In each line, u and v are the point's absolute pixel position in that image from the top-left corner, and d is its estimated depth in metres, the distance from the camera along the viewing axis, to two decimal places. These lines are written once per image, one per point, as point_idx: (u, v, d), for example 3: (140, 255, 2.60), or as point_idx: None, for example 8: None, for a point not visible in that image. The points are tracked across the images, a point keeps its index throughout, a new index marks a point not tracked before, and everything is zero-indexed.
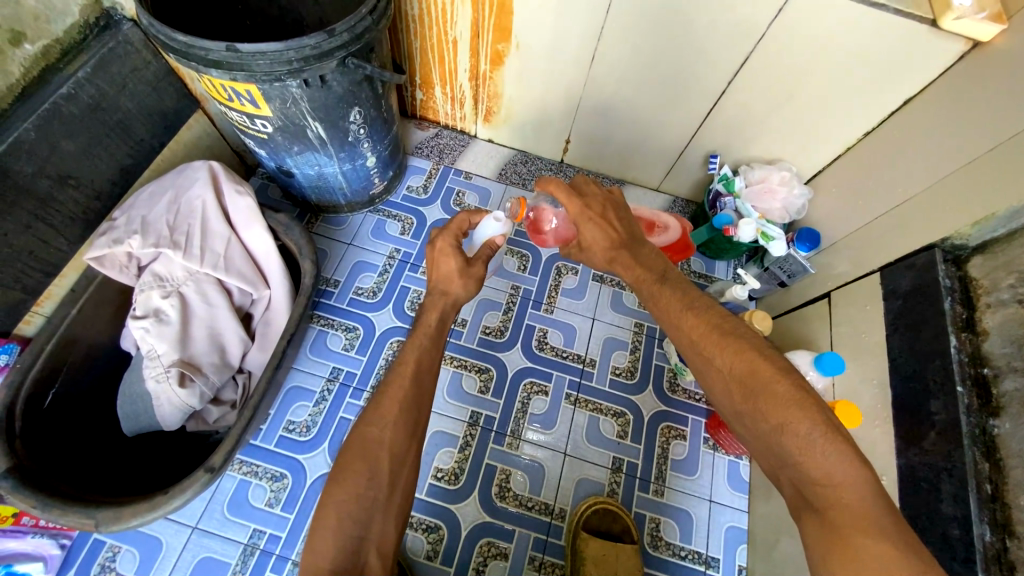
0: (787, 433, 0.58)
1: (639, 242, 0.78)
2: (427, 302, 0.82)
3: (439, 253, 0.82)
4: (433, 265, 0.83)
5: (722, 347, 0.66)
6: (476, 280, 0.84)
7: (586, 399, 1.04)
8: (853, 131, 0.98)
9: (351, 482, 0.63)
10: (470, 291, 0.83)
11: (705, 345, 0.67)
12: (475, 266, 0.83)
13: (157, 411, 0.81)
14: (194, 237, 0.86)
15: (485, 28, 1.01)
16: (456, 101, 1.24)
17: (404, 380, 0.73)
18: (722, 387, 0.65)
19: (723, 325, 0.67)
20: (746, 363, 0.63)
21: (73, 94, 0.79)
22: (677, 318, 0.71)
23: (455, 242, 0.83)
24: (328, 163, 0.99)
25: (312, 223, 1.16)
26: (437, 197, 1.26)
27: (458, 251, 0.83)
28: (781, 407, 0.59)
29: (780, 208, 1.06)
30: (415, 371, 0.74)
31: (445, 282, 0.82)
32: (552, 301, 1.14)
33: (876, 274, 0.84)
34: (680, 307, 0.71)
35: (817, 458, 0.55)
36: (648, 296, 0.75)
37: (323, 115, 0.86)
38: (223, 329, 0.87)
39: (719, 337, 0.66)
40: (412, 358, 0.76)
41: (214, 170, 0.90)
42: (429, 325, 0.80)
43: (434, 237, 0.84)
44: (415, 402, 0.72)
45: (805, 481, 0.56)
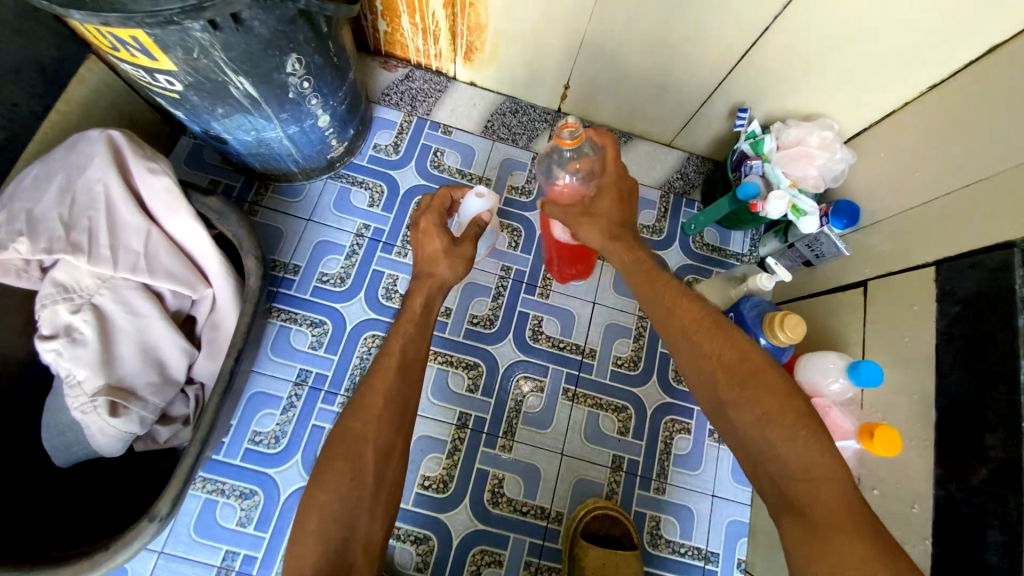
0: (771, 425, 0.61)
1: (631, 227, 0.81)
2: (414, 285, 0.81)
3: (423, 233, 0.85)
4: (417, 243, 0.85)
5: (713, 336, 0.68)
6: (462, 260, 0.84)
7: (584, 394, 0.95)
8: (917, 83, 0.79)
9: (335, 485, 0.62)
10: (456, 272, 0.83)
11: (696, 333, 0.69)
12: (460, 246, 0.84)
13: (92, 442, 0.70)
14: (101, 233, 0.68)
15: None
16: (429, 34, 1.00)
17: (391, 370, 0.71)
18: (710, 378, 0.67)
19: (714, 315, 0.70)
20: (734, 353, 0.66)
21: None
22: (671, 306, 0.72)
23: (438, 220, 0.85)
24: (268, 127, 0.78)
25: (260, 195, 0.97)
26: (411, 157, 1.06)
27: (442, 231, 0.85)
28: (767, 397, 0.62)
29: (816, 176, 0.91)
30: (402, 361, 0.73)
31: (430, 263, 0.83)
32: (547, 284, 1.01)
33: (929, 269, 0.72)
34: (676, 295, 0.73)
35: (798, 451, 0.59)
36: (642, 286, 0.77)
37: (248, 67, 0.65)
38: (158, 341, 0.73)
39: (710, 328, 0.69)
40: (398, 347, 0.74)
41: (115, 142, 0.70)
42: (415, 311, 0.79)
43: (417, 217, 0.86)
44: (398, 394, 0.70)
45: (787, 476, 0.59)
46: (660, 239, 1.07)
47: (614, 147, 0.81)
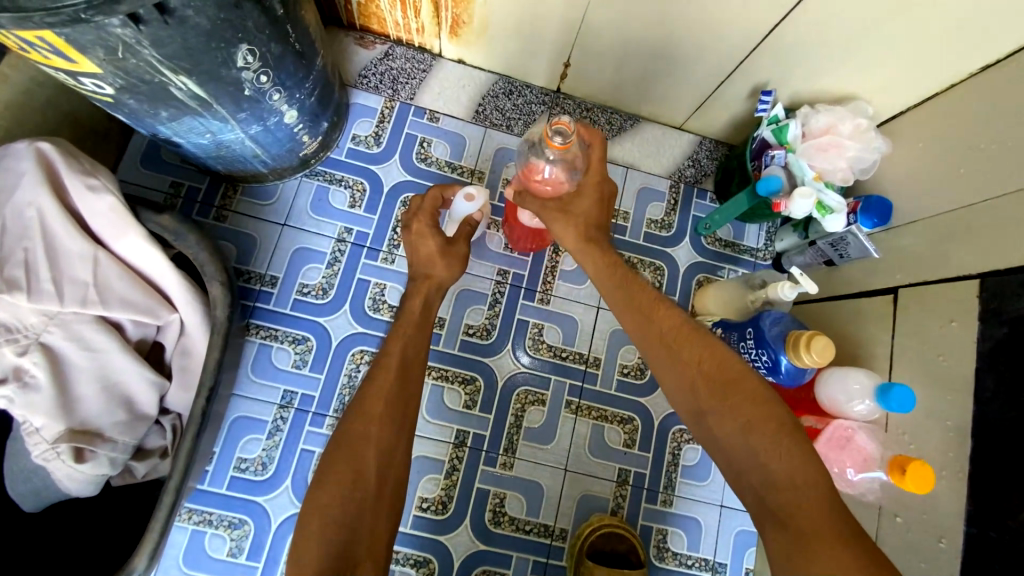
0: (753, 434, 0.58)
1: (607, 230, 0.75)
2: (411, 288, 0.76)
3: (416, 237, 0.78)
4: (412, 248, 0.78)
5: (692, 342, 0.65)
6: (460, 260, 0.78)
7: (589, 406, 0.90)
8: (972, 61, 0.69)
9: (335, 491, 0.59)
10: (455, 273, 0.77)
11: (675, 338, 0.66)
12: (457, 246, 0.78)
13: (62, 487, 0.65)
14: (39, 265, 0.60)
15: None
16: (409, 5, 0.87)
17: (390, 372, 0.67)
18: (690, 385, 0.63)
19: (692, 321, 0.67)
20: (715, 359, 0.63)
21: None
22: (648, 311, 0.69)
23: (432, 222, 0.78)
24: (224, 129, 0.68)
25: (229, 198, 0.88)
26: (394, 149, 0.95)
27: (437, 231, 0.78)
28: (747, 405, 0.59)
29: (845, 168, 0.81)
30: (399, 366, 0.68)
31: (427, 265, 0.76)
32: (548, 289, 0.93)
33: (972, 282, 0.65)
34: (653, 299, 0.69)
35: (782, 460, 0.56)
36: (616, 291, 0.72)
37: (189, 66, 0.54)
38: (121, 376, 0.66)
39: (689, 333, 0.66)
40: (397, 349, 0.70)
41: (45, 157, 0.60)
42: (414, 314, 0.74)
43: (408, 220, 0.79)
44: (399, 401, 0.66)
45: (769, 486, 0.56)
46: (668, 235, 0.99)
47: (600, 148, 0.73)
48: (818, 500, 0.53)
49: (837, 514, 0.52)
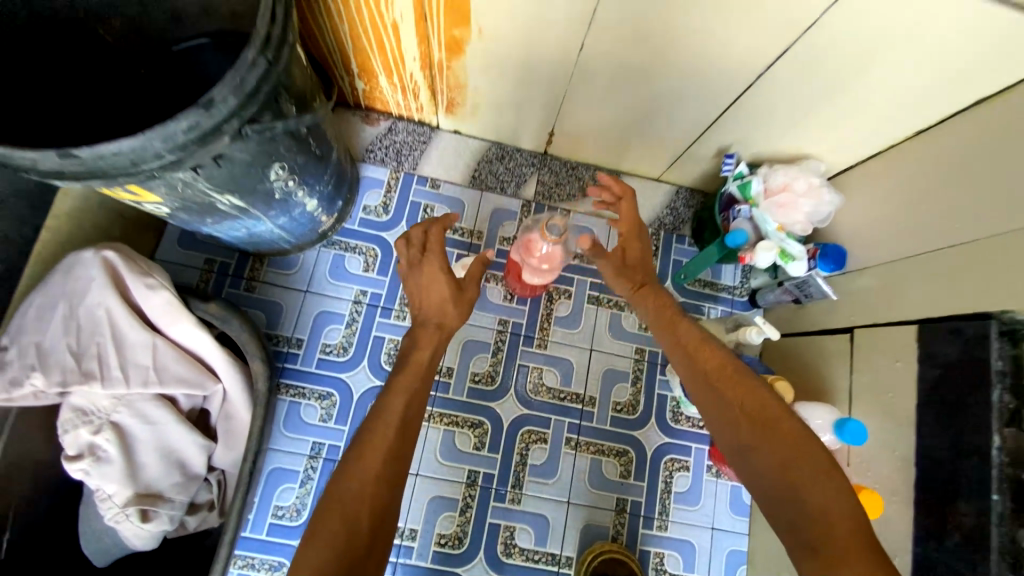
0: (789, 468, 0.63)
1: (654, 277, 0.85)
2: (419, 335, 0.75)
3: (429, 278, 0.78)
4: (423, 291, 0.78)
5: (734, 381, 0.71)
6: (468, 305, 0.79)
7: (587, 442, 1.00)
8: (904, 129, 0.79)
9: (322, 548, 0.53)
10: (464, 320, 0.78)
11: (718, 377, 0.73)
12: (467, 291, 0.79)
13: (128, 544, 0.75)
14: (109, 356, 0.71)
15: (434, 10, 0.75)
16: (408, 91, 0.99)
17: (390, 428, 0.64)
18: (730, 418, 0.70)
19: (735, 363, 0.74)
20: (756, 399, 0.69)
21: None
22: (693, 350, 0.76)
23: (445, 266, 0.79)
24: (257, 223, 0.79)
25: (256, 271, 0.99)
26: (401, 217, 1.06)
27: (449, 275, 0.79)
28: (784, 441, 0.65)
29: (803, 220, 0.92)
30: (400, 423, 0.65)
31: (438, 311, 0.76)
32: (545, 335, 1.03)
33: (911, 326, 0.75)
34: (699, 341, 0.76)
35: (816, 493, 0.60)
36: (664, 330, 0.80)
37: (232, 187, 0.65)
38: (176, 444, 0.76)
39: (731, 373, 0.72)
40: (399, 406, 0.66)
41: (112, 263, 0.71)
42: (421, 364, 0.72)
43: (418, 263, 0.79)
44: (395, 459, 0.61)
45: (801, 516, 0.60)
46: None
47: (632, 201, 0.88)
48: (849, 531, 0.57)
49: (868, 545, 0.56)
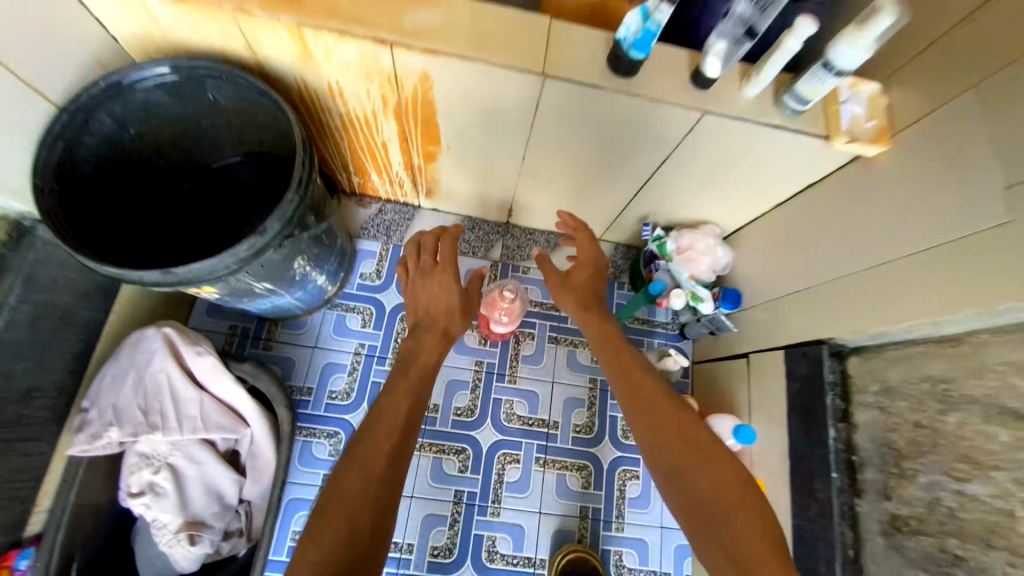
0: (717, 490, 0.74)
1: (603, 304, 1.00)
2: (426, 341, 0.88)
3: (440, 289, 0.93)
4: (432, 300, 0.93)
5: (673, 411, 0.82)
6: (467, 317, 0.95)
7: (553, 459, 1.20)
8: (766, 203, 1.07)
9: (329, 533, 0.61)
10: (462, 329, 0.94)
11: (659, 405, 0.83)
12: (470, 304, 0.95)
13: (177, 565, 0.92)
14: (167, 411, 0.90)
15: (412, 136, 1.01)
16: (394, 183, 1.24)
17: (391, 436, 0.72)
18: (669, 442, 0.79)
19: (672, 394, 0.85)
20: (689, 427, 0.80)
21: (10, 321, 0.77)
22: (637, 380, 0.87)
23: (455, 278, 0.95)
24: (280, 297, 1.01)
25: (272, 333, 1.20)
26: (391, 280, 1.29)
27: (456, 287, 0.94)
28: (712, 464, 0.76)
29: (707, 270, 1.16)
30: (406, 421, 0.76)
31: (446, 319, 0.92)
32: (514, 372, 1.26)
33: (781, 351, 0.99)
34: (640, 372, 0.88)
35: (738, 513, 0.71)
36: (611, 357, 0.91)
37: (268, 277, 0.88)
38: (216, 479, 0.95)
39: (670, 403, 0.83)
40: (398, 411, 0.76)
41: (169, 337, 0.92)
42: (425, 369, 0.84)
43: (431, 274, 0.95)
44: (395, 463, 0.71)
45: (725, 531, 0.70)
46: None
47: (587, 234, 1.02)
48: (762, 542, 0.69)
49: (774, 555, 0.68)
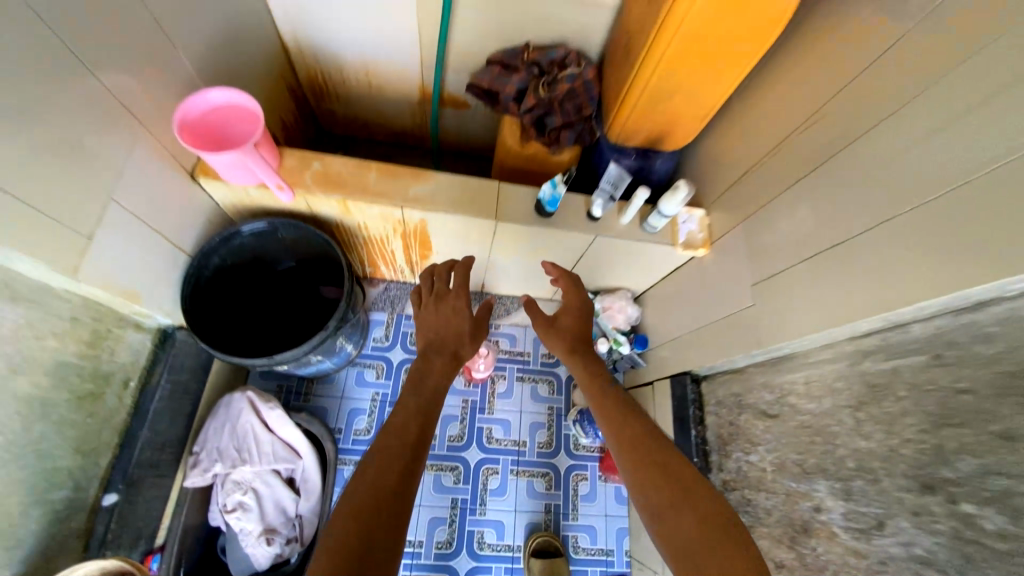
0: (701, 523, 0.74)
1: (586, 343, 1.11)
2: (438, 361, 0.96)
3: (451, 313, 1.06)
4: (444, 322, 1.05)
5: (653, 445, 0.85)
6: (475, 341, 1.04)
7: (523, 469, 1.64)
8: (655, 278, 1.57)
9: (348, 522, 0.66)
10: (471, 350, 1.03)
11: (639, 439, 0.87)
12: (479, 330, 1.05)
13: (256, 562, 1.30)
14: (252, 449, 1.31)
15: (412, 246, 1.49)
16: (398, 270, 1.70)
17: (403, 448, 0.77)
18: (652, 480, 0.81)
19: (653, 433, 0.88)
20: (668, 460, 0.83)
21: (162, 396, 1.17)
22: (618, 417, 0.92)
23: (465, 305, 1.08)
24: (324, 365, 1.50)
25: (310, 388, 1.62)
26: (396, 341, 1.74)
27: (466, 315, 1.06)
28: (691, 499, 0.77)
29: (623, 320, 1.68)
30: (416, 437, 0.80)
31: (456, 342, 1.02)
32: (492, 406, 1.70)
33: (669, 380, 1.47)
34: (620, 408, 0.94)
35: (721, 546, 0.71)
36: (592, 393, 0.99)
37: (322, 352, 1.37)
38: (283, 498, 1.34)
39: (651, 439, 0.87)
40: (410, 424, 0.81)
41: (251, 398, 1.34)
42: (434, 386, 0.91)
43: (444, 299, 1.08)
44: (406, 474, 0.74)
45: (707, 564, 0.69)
46: (552, 360, 1.80)
47: (567, 279, 1.19)
48: None
49: None
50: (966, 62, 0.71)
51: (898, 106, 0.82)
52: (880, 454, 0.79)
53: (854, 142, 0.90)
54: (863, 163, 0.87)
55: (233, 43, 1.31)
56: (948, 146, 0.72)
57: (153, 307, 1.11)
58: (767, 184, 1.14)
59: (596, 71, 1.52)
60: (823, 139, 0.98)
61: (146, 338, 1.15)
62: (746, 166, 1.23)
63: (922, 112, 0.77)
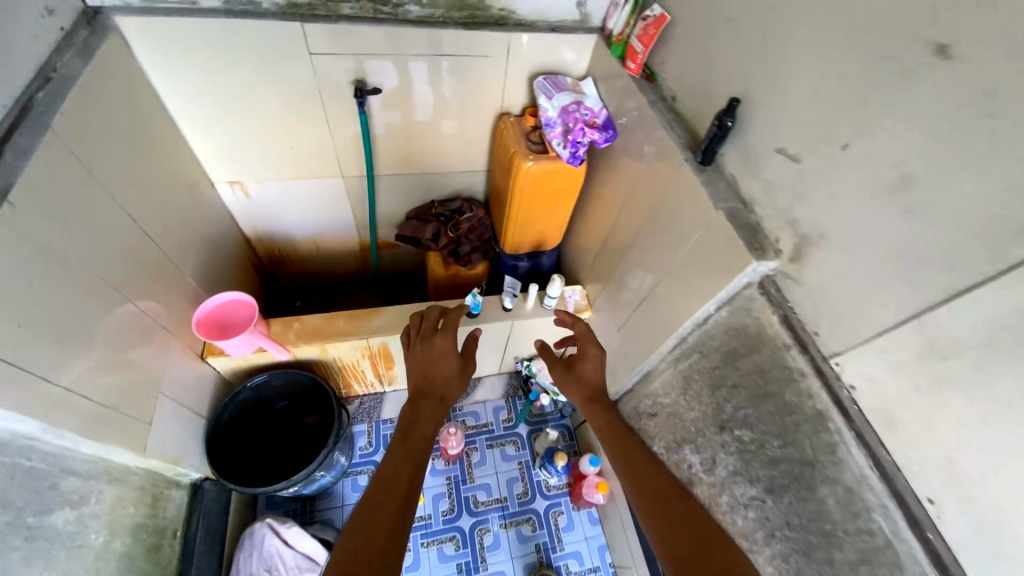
0: (697, 538, 0.94)
1: (603, 397, 1.34)
2: (431, 401, 1.27)
3: (443, 353, 1.39)
4: (438, 361, 1.38)
5: (658, 481, 1.06)
6: (461, 382, 1.36)
7: (510, 520, 1.97)
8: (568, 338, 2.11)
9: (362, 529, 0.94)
10: (457, 393, 1.33)
11: (648, 478, 1.08)
12: (466, 368, 1.38)
13: None
14: (278, 566, 1.56)
15: (377, 362, 1.90)
16: (370, 384, 2.07)
17: (403, 479, 1.05)
18: (657, 507, 1.01)
19: (661, 473, 1.09)
20: (670, 494, 1.03)
21: (200, 538, 1.49)
22: (633, 459, 1.13)
23: (453, 346, 1.42)
24: (325, 480, 1.81)
25: (314, 505, 1.89)
26: (378, 445, 2.06)
27: (454, 354, 1.40)
28: (688, 521, 0.97)
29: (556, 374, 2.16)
30: (409, 482, 1.05)
31: (447, 380, 1.34)
32: (471, 475, 2.05)
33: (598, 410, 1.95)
34: (633, 454, 1.15)
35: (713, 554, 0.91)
36: (614, 438, 1.21)
37: (324, 466, 1.71)
38: None
39: (657, 476, 1.08)
40: (410, 462, 1.09)
41: (270, 523, 1.62)
42: (426, 427, 1.20)
43: (437, 340, 1.42)
44: (403, 503, 1.00)
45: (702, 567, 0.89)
46: (512, 422, 2.21)
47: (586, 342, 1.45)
48: None
49: None
50: (662, 195, 1.37)
51: (648, 215, 1.46)
52: (701, 416, 1.31)
53: (637, 235, 1.54)
54: (643, 248, 1.50)
55: (215, 254, 1.80)
56: (670, 237, 1.35)
57: (193, 468, 1.49)
58: (609, 263, 1.75)
59: (484, 208, 2.16)
60: (627, 231, 1.61)
61: (182, 494, 1.49)
62: (597, 252, 1.85)
63: (656, 219, 1.41)
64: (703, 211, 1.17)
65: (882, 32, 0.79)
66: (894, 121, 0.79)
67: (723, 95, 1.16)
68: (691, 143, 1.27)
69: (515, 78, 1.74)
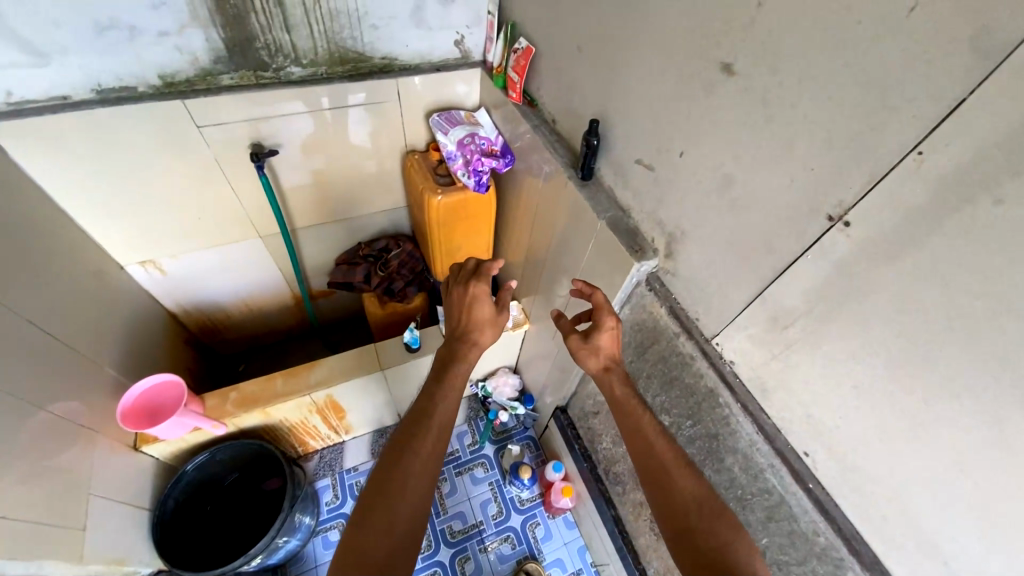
0: (697, 510, 0.88)
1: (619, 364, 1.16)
2: (464, 347, 1.22)
3: (478, 300, 1.27)
4: (473, 308, 1.26)
5: (668, 451, 0.97)
6: (497, 329, 1.28)
7: (489, 543, 1.99)
8: (514, 353, 2.16)
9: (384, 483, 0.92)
10: (493, 340, 1.26)
11: (657, 447, 0.98)
12: (499, 319, 1.29)
13: None
14: None
15: (327, 415, 1.89)
16: (326, 437, 2.05)
17: (434, 427, 1.02)
18: (661, 474, 0.94)
19: (671, 445, 0.98)
20: (677, 467, 0.94)
21: None
22: (643, 425, 1.02)
23: (488, 294, 1.29)
24: (292, 545, 1.77)
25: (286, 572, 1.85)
26: (346, 496, 2.03)
27: (489, 301, 1.29)
28: (694, 494, 0.90)
29: (510, 390, 2.21)
30: (443, 428, 1.04)
31: (483, 325, 1.26)
32: (444, 506, 2.06)
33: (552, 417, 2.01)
34: (645, 419, 1.03)
35: (709, 525, 0.86)
36: (619, 403, 1.08)
37: (286, 531, 1.67)
38: None
39: (668, 446, 0.97)
40: (444, 409, 1.07)
41: None
42: (461, 373, 1.16)
43: (473, 284, 1.28)
44: (433, 454, 0.99)
45: (695, 537, 0.85)
46: (477, 444, 2.23)
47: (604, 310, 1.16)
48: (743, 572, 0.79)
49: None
50: (559, 211, 1.46)
51: (553, 229, 1.54)
52: None
53: (549, 249, 1.62)
54: (555, 261, 1.58)
55: (138, 340, 1.76)
56: (571, 249, 1.44)
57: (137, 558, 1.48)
58: (533, 277, 1.83)
59: (411, 242, 2.19)
60: (540, 246, 1.69)
61: None
62: (522, 268, 1.92)
63: (559, 234, 1.50)
64: (587, 225, 1.27)
65: (684, 54, 0.90)
66: (704, 138, 0.91)
67: (588, 114, 1.26)
68: (572, 161, 1.37)
69: (413, 118, 1.80)
